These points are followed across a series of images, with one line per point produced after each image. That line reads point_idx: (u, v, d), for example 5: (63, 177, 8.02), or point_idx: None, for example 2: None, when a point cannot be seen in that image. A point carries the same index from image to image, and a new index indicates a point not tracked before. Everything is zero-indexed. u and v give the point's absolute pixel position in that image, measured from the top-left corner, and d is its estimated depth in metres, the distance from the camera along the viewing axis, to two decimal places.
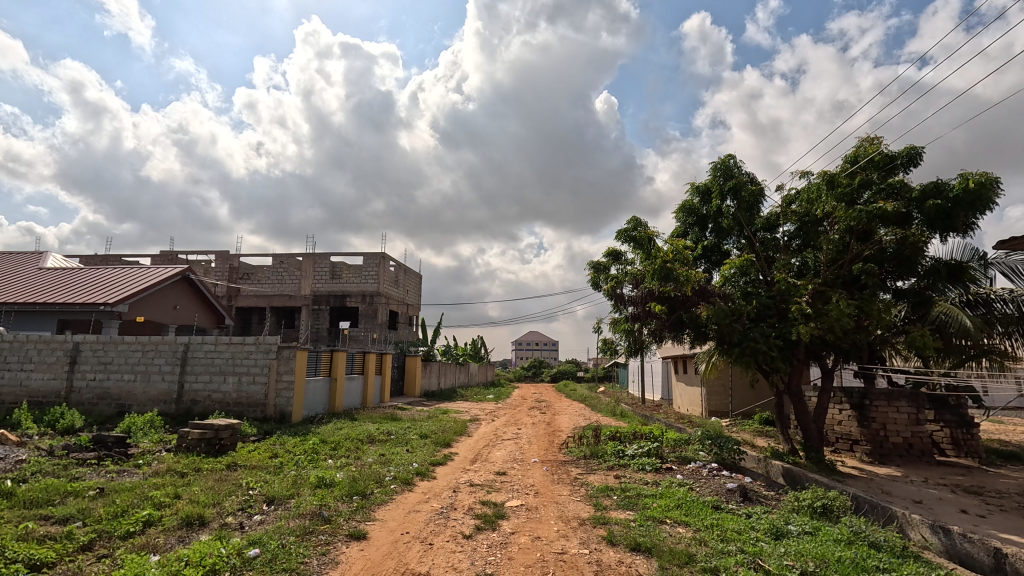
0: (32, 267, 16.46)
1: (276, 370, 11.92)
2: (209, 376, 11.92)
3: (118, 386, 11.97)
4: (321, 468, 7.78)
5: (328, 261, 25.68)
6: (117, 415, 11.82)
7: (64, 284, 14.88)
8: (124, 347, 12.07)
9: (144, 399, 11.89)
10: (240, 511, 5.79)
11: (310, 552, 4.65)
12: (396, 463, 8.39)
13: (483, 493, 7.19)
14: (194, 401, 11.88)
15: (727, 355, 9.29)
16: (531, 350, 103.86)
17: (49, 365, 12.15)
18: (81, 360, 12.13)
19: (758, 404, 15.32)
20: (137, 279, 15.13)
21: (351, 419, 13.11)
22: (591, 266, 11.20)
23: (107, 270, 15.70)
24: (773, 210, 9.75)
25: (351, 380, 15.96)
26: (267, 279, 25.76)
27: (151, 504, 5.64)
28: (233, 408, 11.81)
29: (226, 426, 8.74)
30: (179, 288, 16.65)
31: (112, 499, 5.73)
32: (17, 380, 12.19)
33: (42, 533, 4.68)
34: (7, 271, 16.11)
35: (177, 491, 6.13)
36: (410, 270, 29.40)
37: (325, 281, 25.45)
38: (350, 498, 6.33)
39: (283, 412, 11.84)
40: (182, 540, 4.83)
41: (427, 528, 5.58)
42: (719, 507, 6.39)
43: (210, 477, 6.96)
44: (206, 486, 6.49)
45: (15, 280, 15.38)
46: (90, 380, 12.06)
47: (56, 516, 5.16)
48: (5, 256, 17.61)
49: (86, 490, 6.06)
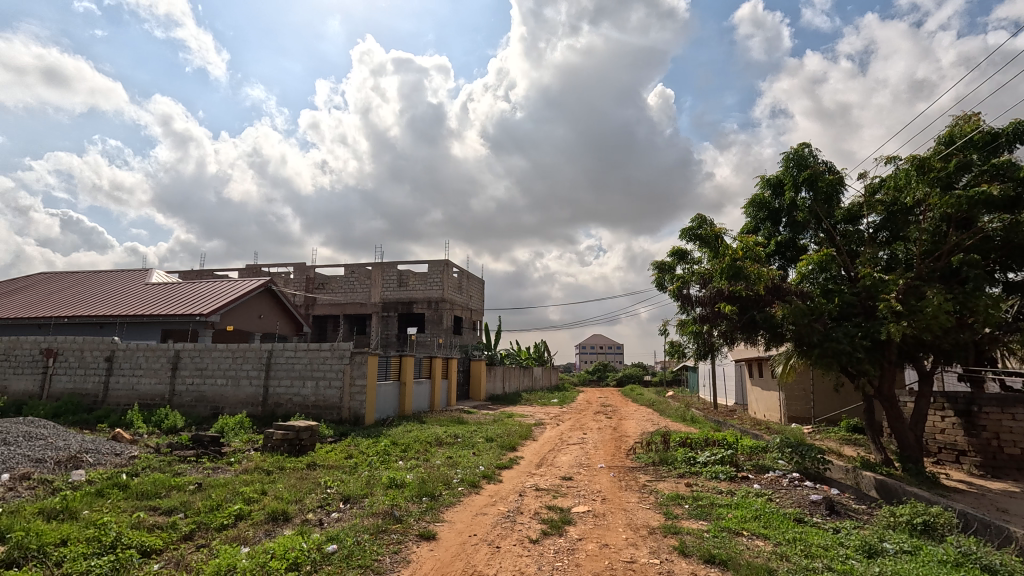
0: (139, 284, 18.36)
1: (350, 375, 12.52)
2: (290, 381, 12.73)
3: (213, 390, 13.06)
4: (392, 469, 8.10)
5: (396, 269, 26.71)
6: (213, 416, 12.90)
7: (166, 298, 16.46)
8: (217, 354, 13.18)
9: (235, 402, 12.90)
10: (320, 508, 6.15)
11: (383, 550, 4.84)
12: (463, 466, 8.56)
13: (549, 497, 7.17)
14: (278, 404, 12.72)
15: (807, 357, 8.66)
16: (596, 354, 102.25)
17: (155, 371, 13.46)
18: (181, 366, 13.34)
19: (844, 410, 14.25)
20: (227, 291, 16.50)
21: (419, 422, 13.47)
22: (656, 267, 10.92)
23: (202, 284, 17.23)
24: (856, 201, 9.02)
25: (419, 384, 16.47)
26: (340, 289, 27.19)
27: (242, 499, 6.12)
28: (312, 411, 12.53)
29: (306, 428, 9.27)
30: (263, 298, 17.97)
31: (209, 493, 6.28)
32: (129, 384, 13.55)
33: (152, 522, 5.20)
34: (119, 288, 18.05)
35: (263, 488, 6.60)
36: (472, 276, 30.00)
37: (393, 288, 26.49)
38: (420, 499, 6.53)
39: (356, 414, 12.41)
40: (269, 533, 5.20)
41: (494, 531, 5.63)
42: (802, 520, 5.97)
43: (293, 475, 7.44)
44: (289, 484, 6.94)
45: (126, 295, 17.21)
46: (189, 385, 13.22)
47: (163, 507, 5.71)
48: (119, 274, 19.82)
49: (187, 484, 6.66)
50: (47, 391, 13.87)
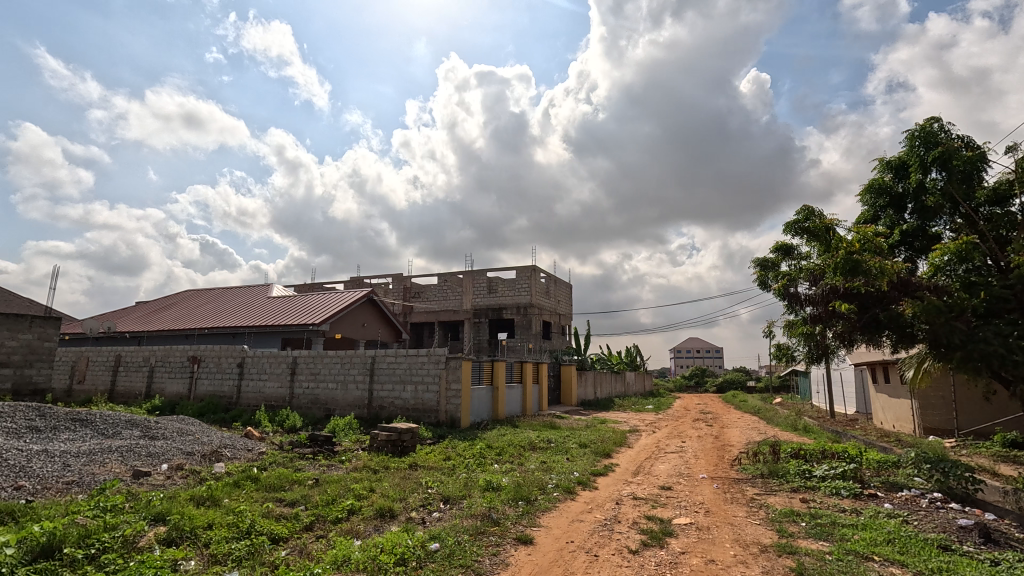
0: (262, 298, 20.58)
1: (446, 379, 13.04)
2: (392, 385, 13.52)
3: (326, 393, 14.23)
4: (488, 472, 8.29)
5: (486, 277, 27.45)
6: (325, 417, 14.03)
7: (285, 310, 18.29)
8: (328, 360, 14.36)
9: (344, 404, 13.95)
10: (422, 507, 6.45)
11: (482, 552, 4.96)
12: (557, 472, 8.53)
13: (647, 507, 6.92)
14: (381, 407, 13.55)
15: (946, 361, 7.57)
16: (692, 358, 97.35)
17: (277, 375, 14.95)
18: (299, 371, 14.70)
19: (997, 421, 12.27)
20: (335, 302, 17.97)
21: (513, 426, 13.68)
22: (757, 264, 10.23)
23: (314, 296, 18.91)
24: (1004, 178, 7.76)
25: (511, 389, 16.72)
26: (434, 297, 28.46)
27: (353, 495, 6.59)
28: (413, 414, 13.19)
29: (407, 430, 9.79)
30: (366, 308, 19.33)
31: (325, 488, 6.85)
32: (256, 387, 15.17)
33: (279, 513, 5.77)
34: (247, 302, 20.37)
35: (372, 486, 7.06)
36: (560, 281, 29.98)
37: (483, 295, 27.23)
38: (516, 503, 6.61)
39: (453, 417, 12.86)
40: (378, 529, 5.55)
41: (591, 539, 5.54)
42: (948, 548, 5.21)
43: (397, 475, 7.89)
44: (394, 483, 7.36)
45: (253, 308, 19.38)
46: (305, 388, 14.52)
47: (287, 499, 6.32)
48: (246, 289, 22.36)
49: (306, 479, 7.32)
50: (193, 393, 15.91)
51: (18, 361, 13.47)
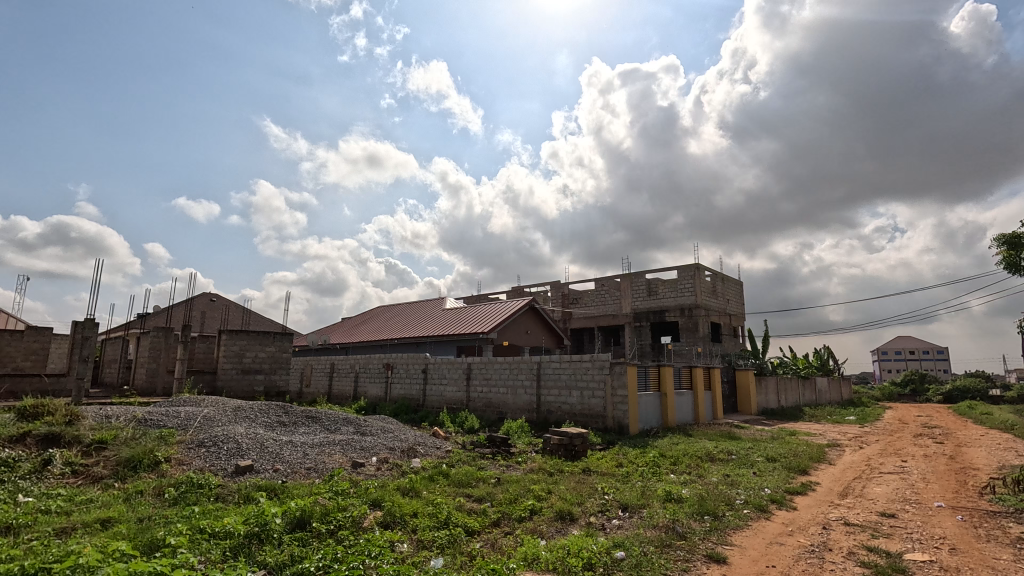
0: (438, 310, 22.80)
1: (612, 385, 12.85)
2: (559, 390, 13.80)
3: (498, 397, 15.10)
4: (665, 481, 7.92)
5: (644, 279, 26.58)
6: (499, 420, 14.88)
7: (458, 320, 19.98)
8: (498, 366, 15.26)
9: (515, 408, 14.64)
10: (601, 513, 6.41)
11: (670, 566, 4.72)
12: (745, 487, 7.78)
13: (866, 536, 5.90)
14: (549, 411, 13.90)
15: None
16: (903, 361, 81.28)
17: (455, 380, 16.33)
18: (473, 376, 15.87)
19: None
20: (501, 312, 19.09)
21: (686, 435, 12.90)
22: (1001, 243, 8.17)
23: (482, 307, 20.32)
24: None
25: (681, 396, 15.82)
26: (592, 302, 28.41)
27: (534, 496, 6.84)
28: (580, 419, 13.26)
29: (578, 435, 9.85)
30: (528, 316, 20.14)
31: (507, 487, 7.24)
32: (438, 391, 16.75)
33: (469, 507, 6.25)
34: (426, 315, 22.76)
35: (550, 488, 7.25)
36: (728, 279, 27.62)
37: (643, 298, 26.38)
38: (702, 517, 6.17)
39: (621, 423, 12.58)
40: (561, 531, 5.66)
41: (797, 566, 4.91)
42: None
43: (572, 479, 7.98)
44: (570, 486, 7.46)
45: (431, 320, 21.56)
46: (479, 392, 15.61)
47: (475, 495, 6.81)
48: (425, 303, 25.00)
49: (489, 478, 7.81)
50: (389, 396, 18.22)
51: (267, 368, 16.94)
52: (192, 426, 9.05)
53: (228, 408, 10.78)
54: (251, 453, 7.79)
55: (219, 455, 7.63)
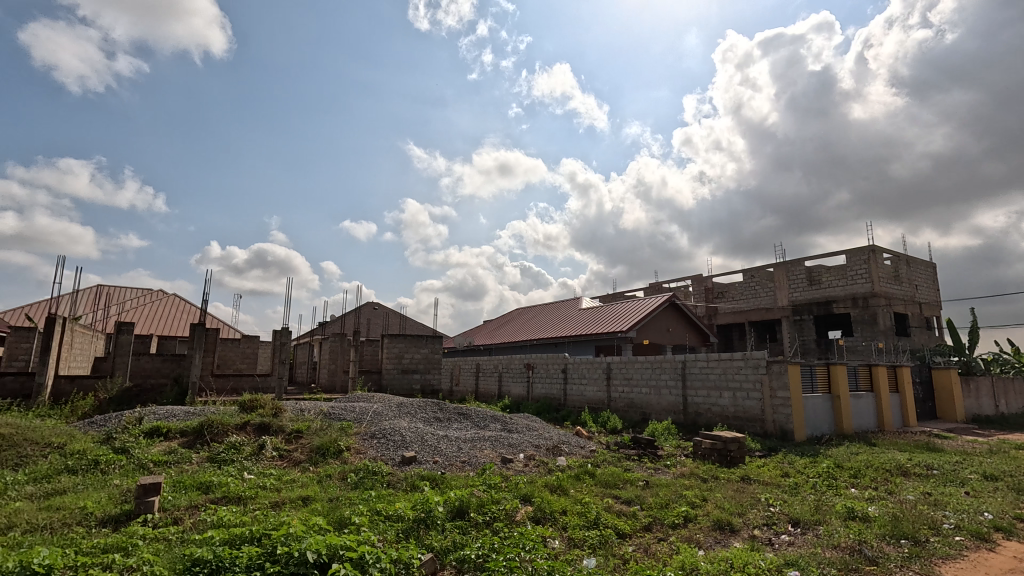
0: (575, 310, 22.91)
1: (770, 386, 11.60)
2: (707, 391, 12.89)
3: (641, 398, 14.62)
4: (845, 496, 6.91)
5: (804, 267, 23.68)
6: (643, 421, 14.38)
7: (595, 319, 19.83)
8: (639, 365, 14.79)
9: (660, 409, 14.04)
10: (766, 526, 5.82)
11: None
12: (954, 509, 6.45)
13: None
14: (698, 413, 13.06)
15: None
16: None
17: (596, 380, 16.19)
18: (613, 376, 15.60)
19: None
20: (639, 309, 18.51)
21: (868, 444, 11.13)
22: None
23: (619, 305, 19.90)
24: None
25: (859, 398, 13.71)
26: (741, 295, 26.08)
27: (687, 502, 6.46)
28: (734, 422, 12.23)
29: (733, 439, 9.07)
30: (669, 313, 19.20)
31: (657, 491, 6.95)
32: (579, 390, 16.75)
33: (619, 509, 6.13)
34: (563, 315, 23.00)
35: (704, 495, 6.79)
36: (915, 261, 23.32)
37: (803, 288, 23.51)
38: (897, 541, 5.25)
39: (784, 428, 11.26)
40: (720, 542, 5.28)
41: None
42: None
43: (730, 487, 7.38)
44: (728, 495, 6.90)
45: (568, 320, 21.71)
46: (621, 392, 15.27)
47: (624, 497, 6.65)
48: (561, 304, 25.26)
49: (637, 480, 7.58)
50: (531, 395, 18.73)
51: (422, 368, 18.58)
52: (366, 420, 10.29)
53: (392, 404, 12.05)
54: (414, 445, 8.59)
55: (387, 446, 8.55)
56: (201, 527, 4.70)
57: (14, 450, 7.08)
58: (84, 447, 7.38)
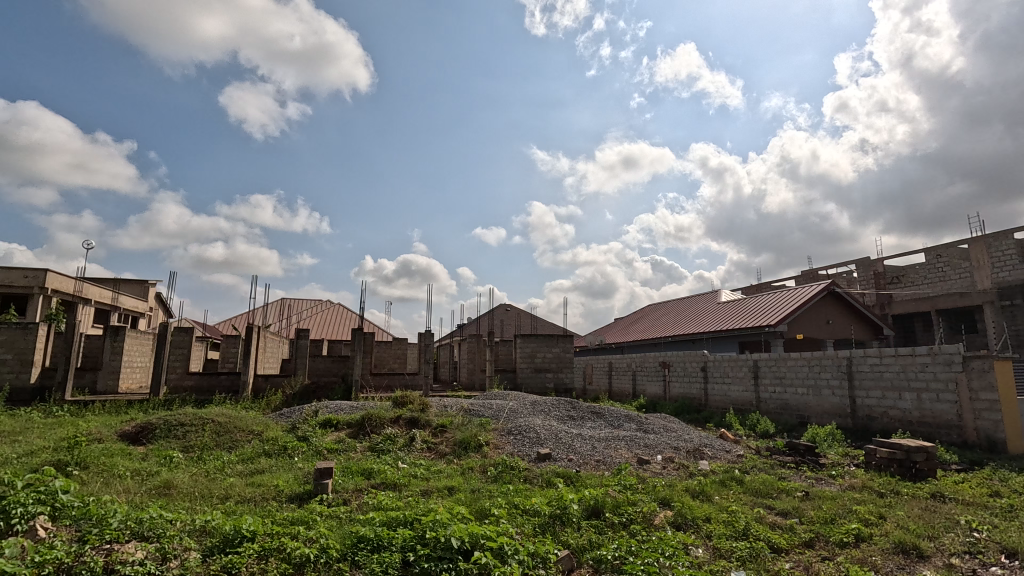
0: (713, 304, 21.38)
1: (969, 386, 9.57)
2: (882, 391, 11.11)
3: (796, 399, 13.11)
4: None
5: (1013, 240, 19.36)
6: (801, 425, 12.86)
7: (738, 313, 18.30)
8: (793, 363, 13.28)
9: (821, 412, 12.46)
10: (969, 554, 4.82)
11: None
12: None
13: None
14: (871, 417, 11.31)
15: None
16: None
17: (741, 379, 14.89)
18: (762, 374, 14.22)
19: None
20: (790, 300, 16.66)
21: None
22: None
23: (765, 297, 18.11)
24: None
25: None
26: (924, 278, 22.28)
27: (858, 519, 5.63)
28: (920, 429, 10.34)
29: (918, 448, 7.68)
30: (828, 303, 16.95)
31: (820, 504, 6.17)
32: (722, 390, 15.54)
33: (773, 521, 5.56)
34: (701, 310, 21.60)
35: (882, 512, 5.86)
36: None
37: (1013, 267, 19.18)
38: None
39: (991, 438, 9.20)
40: (904, 569, 4.50)
41: None
42: None
43: (916, 504, 6.26)
44: (913, 513, 5.87)
45: (707, 315, 20.34)
46: (772, 392, 13.86)
47: (778, 508, 6.02)
48: (698, 298, 23.74)
49: (794, 490, 6.80)
50: (669, 394, 17.88)
51: (554, 367, 18.83)
52: (503, 416, 10.73)
53: (527, 402, 12.39)
54: (548, 442, 8.74)
55: (523, 442, 8.81)
56: (365, 508, 5.31)
57: (228, 435, 8.72)
58: (276, 434, 8.81)
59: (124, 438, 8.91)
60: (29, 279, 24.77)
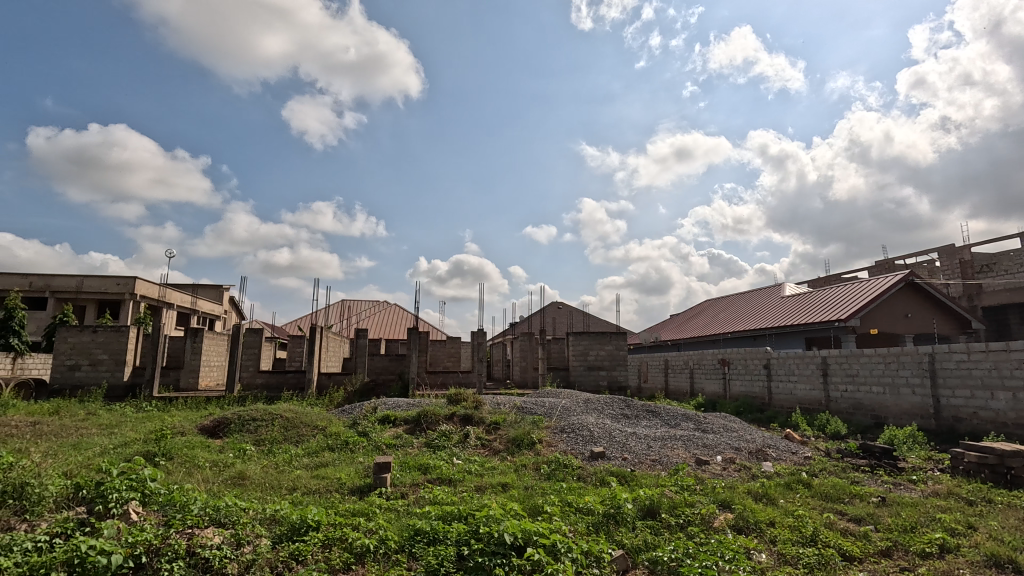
0: (776, 299, 20.37)
1: None
2: (970, 391, 10.18)
3: (871, 398, 12.25)
4: None
5: None
6: (876, 426, 12.01)
7: (803, 308, 17.33)
8: (867, 360, 12.42)
9: (899, 412, 11.58)
10: None
11: None
12: None
13: None
14: (958, 418, 10.39)
15: None
16: None
17: (808, 377, 14.08)
18: (831, 372, 13.40)
19: None
20: (862, 293, 15.59)
21: None
22: None
23: (833, 290, 17.05)
24: None
25: None
26: (1020, 267, 20.23)
27: (943, 528, 5.19)
28: (1017, 433, 9.39)
29: (1014, 453, 6.98)
30: (906, 295, 15.71)
31: (899, 511, 5.73)
32: (787, 389, 14.76)
33: (844, 527, 5.23)
34: (762, 305, 20.63)
35: (971, 521, 5.38)
36: None
37: None
38: None
39: None
40: None
41: None
42: None
43: (1012, 514, 5.69)
44: (1009, 524, 5.34)
45: (769, 310, 19.40)
46: (843, 391, 13.02)
47: (851, 514, 5.65)
48: (759, 292, 22.68)
49: (869, 495, 6.36)
50: (729, 393, 17.18)
51: (608, 365, 18.58)
52: (556, 414, 10.71)
53: (580, 400, 12.30)
54: (602, 441, 8.63)
55: (577, 440, 8.76)
56: (422, 502, 5.47)
57: (295, 430, 9.21)
58: (338, 430, 9.21)
59: (203, 432, 9.61)
60: (120, 286, 27.25)
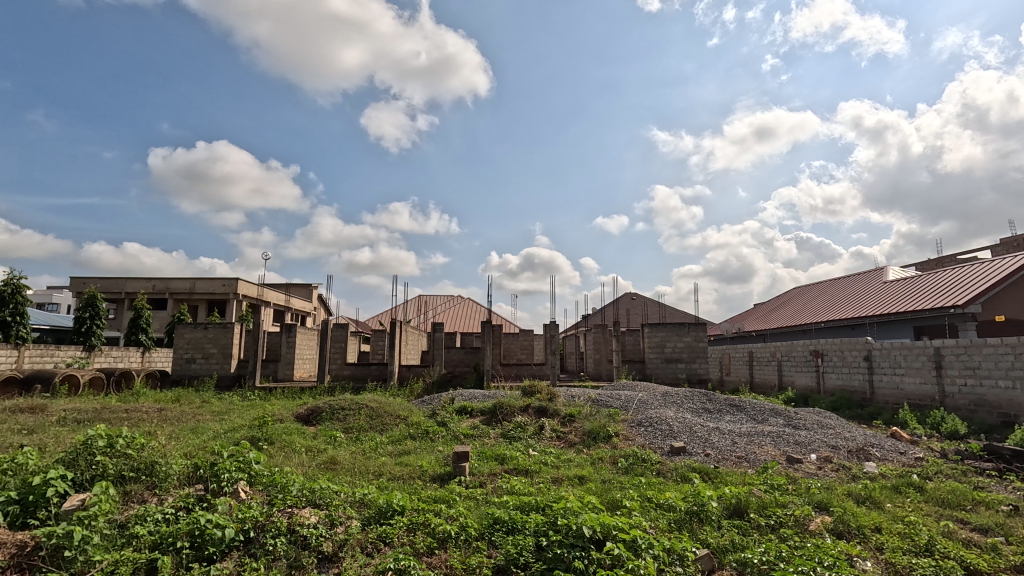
0: (877, 284, 18.54)
1: None
2: None
3: (996, 394, 10.83)
4: None
5: None
6: (1005, 426, 10.59)
7: (910, 294, 15.65)
8: (990, 351, 10.98)
9: None
10: None
11: None
12: None
13: None
14: None
15: None
16: None
17: (918, 370, 12.69)
18: (947, 365, 12.00)
19: None
20: (984, 275, 13.83)
21: None
22: None
23: (948, 272, 15.26)
24: None
25: None
26: None
27: None
28: None
29: None
30: None
31: None
32: (893, 382, 13.38)
33: (967, 537, 4.67)
34: (861, 291, 18.85)
35: None
36: None
37: None
38: None
39: None
40: None
41: None
42: None
43: None
44: None
45: (870, 297, 17.71)
46: (961, 386, 11.60)
47: (974, 523, 5.03)
48: (857, 278, 20.74)
49: (997, 503, 5.62)
50: (823, 387, 15.91)
51: (686, 357, 17.88)
52: (632, 408, 10.47)
53: (658, 393, 11.93)
54: (683, 435, 8.33)
55: (655, 434, 8.52)
56: (500, 492, 5.56)
57: (380, 419, 9.70)
58: (420, 419, 9.61)
59: (299, 419, 10.41)
60: (226, 287, 30.11)
